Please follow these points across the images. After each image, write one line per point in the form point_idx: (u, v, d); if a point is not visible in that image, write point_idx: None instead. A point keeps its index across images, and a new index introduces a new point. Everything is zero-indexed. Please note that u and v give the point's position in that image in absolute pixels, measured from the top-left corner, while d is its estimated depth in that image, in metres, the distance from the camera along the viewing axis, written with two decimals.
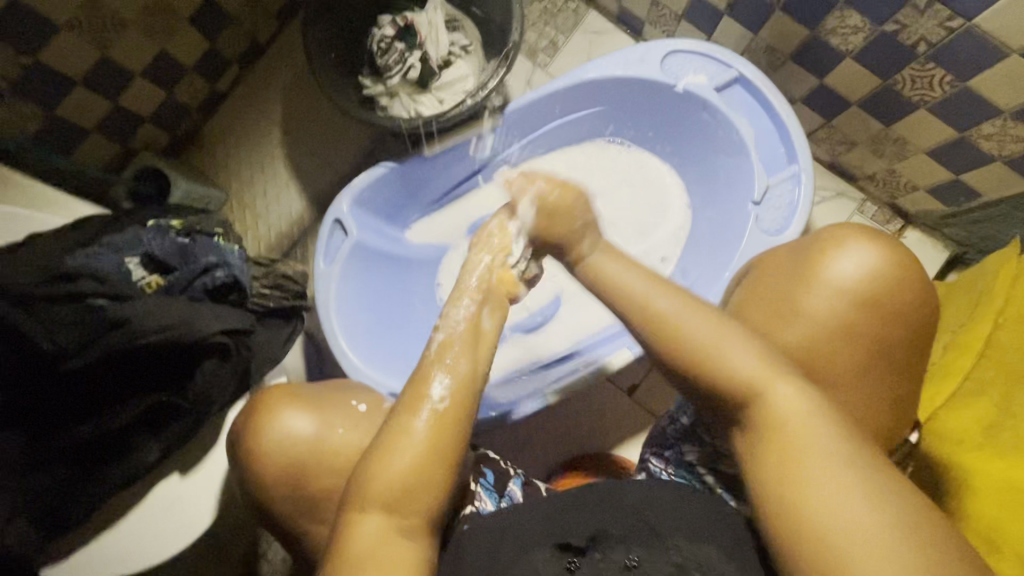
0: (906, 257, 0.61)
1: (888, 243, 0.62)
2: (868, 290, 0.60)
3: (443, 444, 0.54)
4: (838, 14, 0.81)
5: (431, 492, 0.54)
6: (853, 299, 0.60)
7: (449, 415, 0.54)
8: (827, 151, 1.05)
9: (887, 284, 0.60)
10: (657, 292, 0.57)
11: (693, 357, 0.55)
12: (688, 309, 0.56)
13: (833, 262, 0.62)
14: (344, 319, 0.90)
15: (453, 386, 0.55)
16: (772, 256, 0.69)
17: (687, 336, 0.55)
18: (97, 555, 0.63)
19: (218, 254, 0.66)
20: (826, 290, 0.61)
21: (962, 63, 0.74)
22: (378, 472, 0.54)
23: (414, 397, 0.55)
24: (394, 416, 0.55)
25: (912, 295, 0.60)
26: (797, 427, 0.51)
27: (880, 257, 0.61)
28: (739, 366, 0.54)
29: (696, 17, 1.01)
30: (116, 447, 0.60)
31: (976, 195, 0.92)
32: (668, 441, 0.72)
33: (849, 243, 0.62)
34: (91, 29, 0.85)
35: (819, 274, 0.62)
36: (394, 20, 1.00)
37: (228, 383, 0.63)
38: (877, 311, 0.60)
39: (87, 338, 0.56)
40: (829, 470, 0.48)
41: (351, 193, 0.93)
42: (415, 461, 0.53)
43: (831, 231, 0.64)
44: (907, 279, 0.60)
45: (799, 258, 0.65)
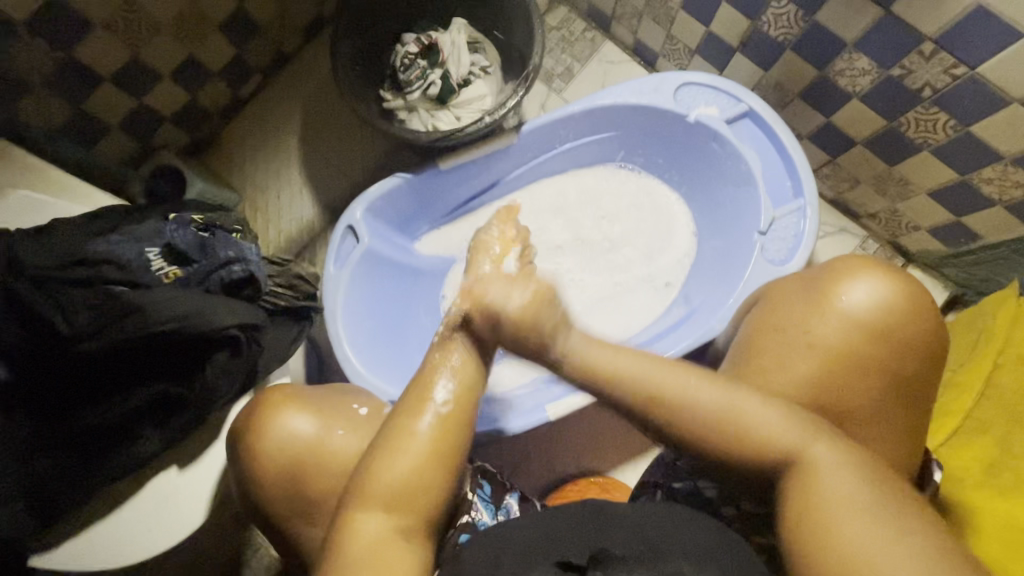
0: (910, 288, 0.62)
1: (897, 276, 0.63)
2: (878, 321, 0.61)
3: (446, 444, 0.55)
4: (847, 57, 0.84)
5: (430, 494, 0.54)
6: (863, 330, 0.61)
7: (454, 415, 0.55)
8: (831, 188, 1.08)
9: (894, 313, 0.61)
10: (662, 366, 0.57)
11: (699, 415, 0.55)
12: (704, 388, 0.56)
13: (845, 291, 0.63)
14: (349, 325, 0.90)
15: (456, 388, 0.57)
16: (783, 283, 0.70)
17: (705, 403, 0.55)
18: (89, 546, 0.62)
19: (237, 249, 0.65)
20: (832, 318, 0.62)
21: (965, 109, 0.77)
22: (380, 471, 0.53)
23: (418, 398, 0.56)
24: (398, 415, 0.56)
25: (916, 326, 0.61)
26: (831, 478, 0.51)
27: (889, 289, 0.62)
28: (764, 424, 0.54)
29: (709, 52, 1.04)
30: (118, 435, 0.60)
31: (976, 238, 0.94)
32: (680, 474, 0.71)
33: (861, 274, 0.63)
34: (125, 29, 0.89)
35: (832, 303, 0.63)
36: (418, 39, 1.04)
37: (234, 377, 0.63)
38: (884, 340, 0.61)
39: (101, 321, 0.56)
40: (868, 519, 0.48)
41: (365, 201, 0.95)
42: (418, 459, 0.53)
43: (838, 262, 0.66)
44: (915, 309, 0.61)
45: (812, 287, 0.65)
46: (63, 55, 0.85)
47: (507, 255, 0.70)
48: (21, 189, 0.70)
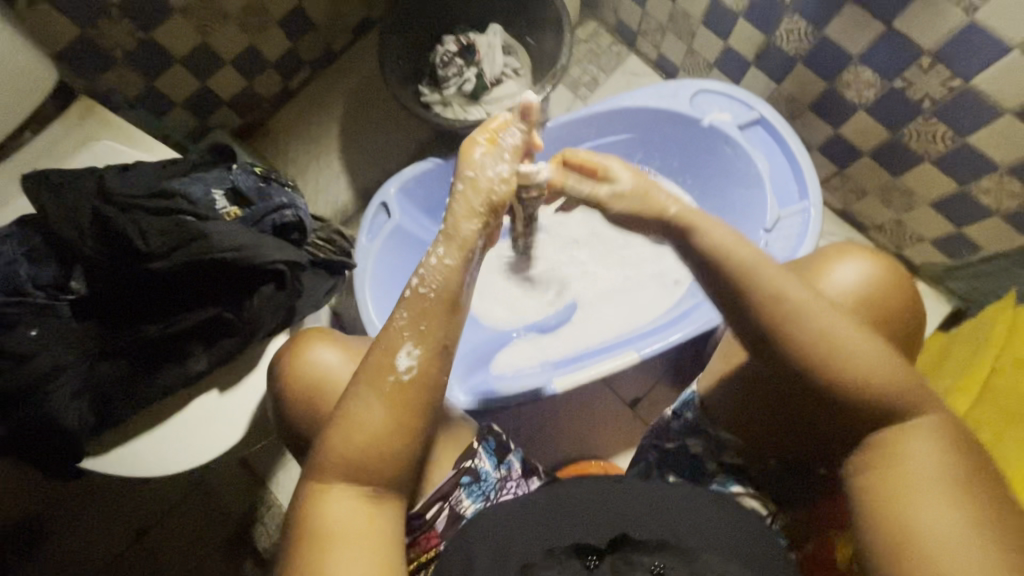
0: (898, 271, 0.68)
1: (883, 259, 0.69)
2: (867, 295, 0.65)
3: (406, 413, 0.56)
4: (852, 70, 0.90)
5: (392, 459, 0.56)
6: (856, 303, 0.65)
7: (411, 385, 0.57)
8: (839, 199, 1.13)
9: (883, 289, 0.66)
10: (796, 288, 0.57)
11: (814, 334, 0.55)
12: (833, 316, 0.55)
13: (835, 270, 0.68)
14: (376, 292, 0.97)
15: (421, 355, 0.57)
16: (779, 268, 0.75)
17: (819, 328, 0.55)
18: (134, 453, 0.68)
19: (289, 198, 0.73)
20: (826, 293, 0.67)
21: (962, 120, 0.82)
22: (342, 438, 0.56)
23: (377, 369, 0.57)
24: (358, 384, 0.57)
25: (903, 304, 0.66)
26: (911, 440, 0.52)
27: (874, 267, 0.67)
28: (867, 365, 0.53)
29: (726, 66, 1.11)
30: (171, 351, 0.67)
31: (978, 249, 0.98)
32: (673, 434, 0.78)
33: (849, 256, 0.69)
34: (198, 16, 0.99)
35: (825, 278, 0.67)
36: (457, 39, 1.13)
37: (277, 309, 0.69)
38: (879, 314, 0.65)
39: (171, 244, 0.64)
40: (934, 495, 0.48)
41: (398, 181, 1.03)
42: (379, 426, 0.56)
43: (834, 247, 0.71)
44: (901, 289, 0.67)
45: (805, 268, 0.71)
46: (145, 35, 0.96)
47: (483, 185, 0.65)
48: (104, 140, 0.80)
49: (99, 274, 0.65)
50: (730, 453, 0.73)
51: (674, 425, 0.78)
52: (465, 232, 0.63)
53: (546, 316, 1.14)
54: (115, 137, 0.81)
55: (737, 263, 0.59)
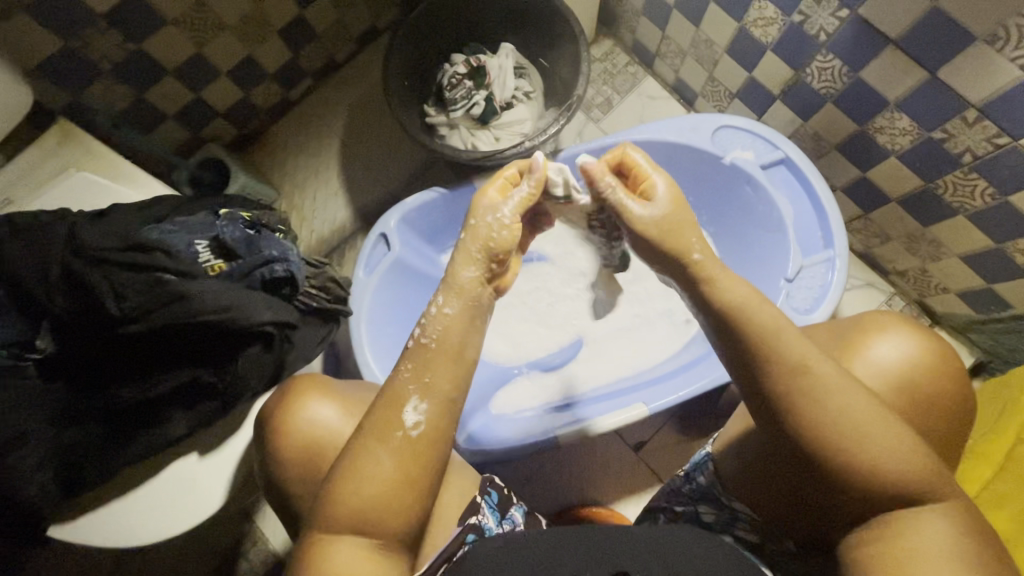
0: (944, 350, 0.61)
1: (928, 336, 0.62)
2: (911, 377, 0.59)
3: (417, 469, 0.52)
4: (888, 115, 0.84)
5: (400, 517, 0.51)
6: (899, 384, 0.59)
7: (422, 441, 0.52)
8: (861, 241, 1.08)
9: (929, 373, 0.60)
10: (814, 360, 0.53)
11: (823, 412, 0.51)
12: (848, 392, 0.52)
13: (878, 344, 0.61)
14: (372, 331, 0.91)
15: (428, 410, 0.53)
16: (813, 331, 0.69)
17: (838, 408, 0.51)
18: (100, 523, 0.64)
19: (279, 249, 0.69)
20: (868, 370, 0.60)
21: (1005, 178, 0.77)
22: (347, 493, 0.51)
23: (385, 423, 0.52)
24: (366, 433, 0.53)
25: (948, 386, 0.60)
26: (922, 532, 0.48)
27: (923, 347, 0.61)
28: (886, 452, 0.50)
29: (749, 97, 1.05)
30: (148, 416, 0.63)
31: (1007, 306, 0.93)
32: (684, 498, 0.71)
33: (892, 329, 0.62)
34: (192, 27, 0.93)
35: (861, 353, 0.61)
36: (467, 60, 1.07)
37: (263, 372, 0.67)
38: (919, 398, 0.59)
39: (148, 306, 0.60)
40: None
41: (399, 212, 0.97)
42: (388, 480, 0.51)
43: (874, 317, 0.65)
44: (947, 371, 0.60)
45: (845, 338, 0.64)
46: (134, 47, 0.90)
47: (486, 232, 0.63)
48: (83, 170, 0.74)
49: (69, 333, 0.60)
50: (743, 528, 0.66)
51: (685, 490, 0.71)
52: (464, 279, 0.60)
53: (548, 354, 1.09)
54: (91, 166, 0.75)
55: (761, 327, 0.55)
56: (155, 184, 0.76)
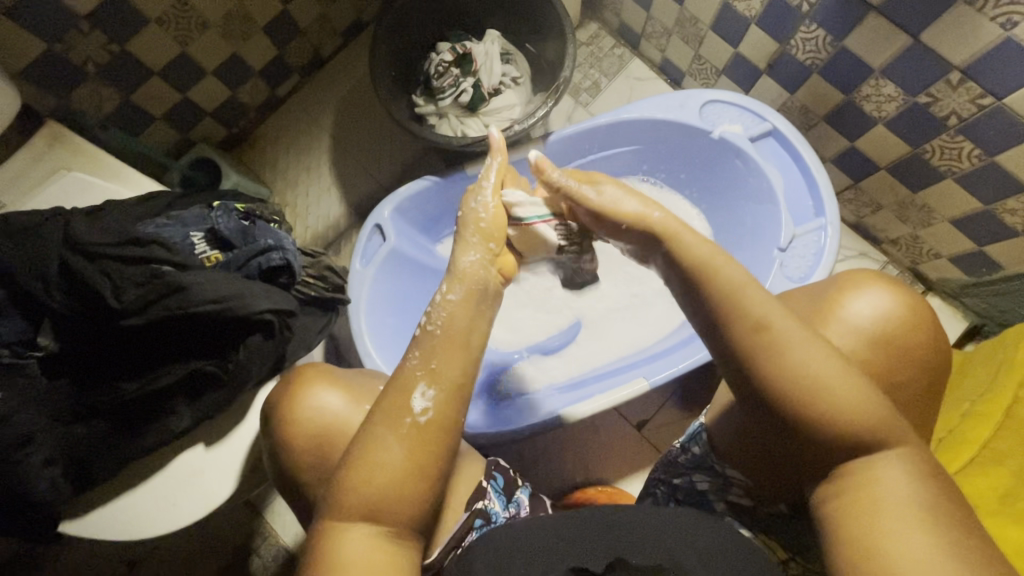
0: (919, 302, 0.61)
1: (904, 290, 0.62)
2: (882, 333, 0.60)
3: (425, 454, 0.52)
4: (873, 83, 0.85)
5: (410, 503, 0.51)
6: (868, 340, 0.60)
7: (428, 428, 0.52)
8: (852, 212, 1.09)
9: (903, 327, 0.60)
10: (776, 316, 0.52)
11: (787, 369, 0.51)
12: (810, 346, 0.51)
13: (851, 301, 0.61)
14: (372, 321, 0.92)
15: (436, 397, 0.53)
16: (788, 296, 0.69)
17: (800, 364, 0.51)
18: (116, 514, 0.66)
19: (275, 238, 0.70)
20: (845, 328, 0.60)
21: (990, 139, 0.78)
22: (358, 482, 0.51)
23: (393, 410, 0.52)
24: (374, 422, 0.53)
25: (924, 339, 0.60)
26: (887, 483, 0.48)
27: (894, 302, 0.61)
28: (850, 405, 0.49)
29: (735, 73, 1.06)
30: (153, 409, 0.64)
31: (998, 268, 0.94)
32: (680, 469, 0.71)
33: (866, 286, 0.62)
34: (176, 26, 0.92)
35: (837, 312, 0.61)
36: (453, 47, 1.06)
37: (265, 360, 0.67)
38: (893, 352, 0.59)
39: (147, 299, 0.60)
40: (905, 526, 0.45)
41: (393, 201, 0.98)
42: (396, 468, 0.51)
43: (850, 275, 0.65)
44: (921, 323, 0.60)
45: (817, 299, 0.64)
46: (118, 48, 0.90)
47: (474, 215, 0.66)
48: (73, 171, 0.74)
49: (71, 329, 0.62)
50: (736, 492, 0.66)
51: (682, 460, 0.71)
52: (465, 265, 0.61)
53: (548, 338, 1.10)
54: (80, 165, 0.75)
55: (723, 291, 0.54)
56: (146, 181, 0.77)
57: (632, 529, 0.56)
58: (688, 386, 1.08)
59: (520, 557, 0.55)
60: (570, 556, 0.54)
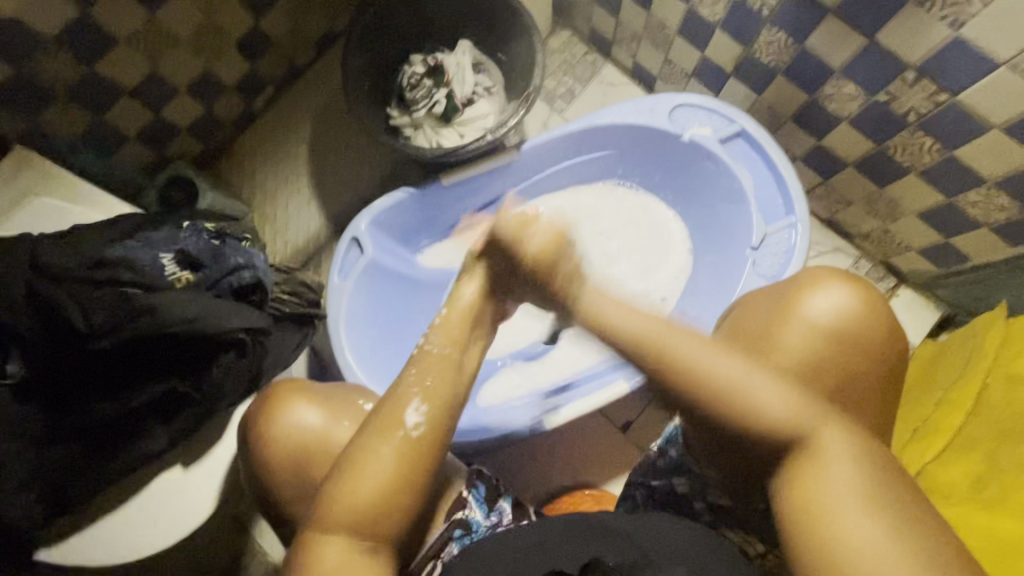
0: (876, 298, 0.63)
1: (859, 285, 0.64)
2: (839, 328, 0.61)
3: (412, 469, 0.52)
4: (835, 82, 0.87)
5: (394, 515, 0.52)
6: (824, 337, 0.62)
7: (420, 444, 0.52)
8: (825, 209, 1.11)
9: (860, 323, 0.62)
10: (670, 336, 0.55)
11: (695, 380, 0.54)
12: (718, 357, 0.54)
13: (809, 299, 0.63)
14: (352, 335, 0.92)
15: (429, 412, 0.53)
16: (752, 296, 0.70)
17: (712, 371, 0.54)
18: (92, 540, 0.66)
19: (247, 256, 0.71)
20: (802, 326, 0.62)
21: (948, 133, 0.80)
22: (343, 495, 0.51)
23: (386, 423, 0.52)
24: (364, 436, 0.53)
25: (881, 333, 0.62)
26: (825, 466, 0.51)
27: (852, 297, 0.63)
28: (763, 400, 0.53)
29: (704, 76, 1.08)
30: (128, 431, 0.65)
31: (965, 259, 0.96)
32: (659, 472, 0.72)
33: (824, 283, 0.64)
34: (146, 46, 0.93)
35: (796, 311, 0.63)
36: (425, 59, 1.08)
37: (240, 379, 0.68)
38: (850, 348, 0.61)
39: (118, 322, 0.61)
40: (842, 500, 0.49)
41: (369, 214, 0.98)
42: (382, 482, 0.51)
43: (809, 272, 0.66)
44: (879, 319, 0.62)
45: (779, 298, 0.66)
46: (88, 69, 0.89)
47: None
48: (42, 198, 0.74)
49: (38, 355, 0.62)
50: (714, 493, 0.67)
51: (659, 462, 0.72)
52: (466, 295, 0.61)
53: (530, 343, 1.10)
54: (50, 189, 0.75)
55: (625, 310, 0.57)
56: (116, 202, 0.77)
57: (607, 530, 0.57)
58: None
59: (496, 565, 0.55)
60: (548, 560, 0.54)
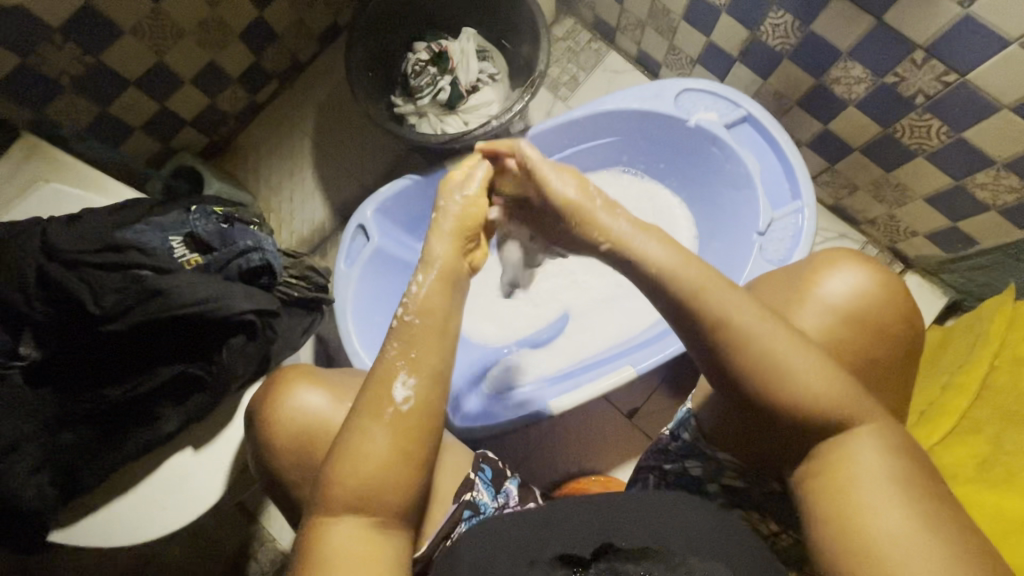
0: (890, 278, 0.63)
1: (874, 266, 0.64)
2: (855, 308, 0.61)
3: (410, 444, 0.53)
4: (842, 66, 0.87)
5: (398, 493, 0.52)
6: (841, 318, 0.61)
7: (412, 416, 0.53)
8: (831, 195, 1.10)
9: (875, 304, 0.61)
10: (727, 298, 0.54)
11: (768, 366, 0.52)
12: (788, 338, 0.52)
13: (825, 280, 0.63)
14: (359, 322, 0.92)
15: (417, 385, 0.54)
16: (767, 279, 0.70)
17: (763, 345, 0.52)
18: (105, 521, 0.67)
19: (255, 239, 0.71)
20: (817, 306, 0.62)
21: (956, 115, 0.80)
22: (344, 475, 0.51)
23: (375, 402, 0.53)
24: (355, 416, 0.53)
25: (896, 313, 0.62)
26: (863, 457, 0.50)
27: (868, 279, 0.62)
28: (812, 384, 0.51)
29: (709, 62, 1.07)
30: (140, 413, 0.66)
31: (972, 243, 0.96)
32: (672, 456, 0.72)
33: (840, 265, 0.64)
34: (150, 35, 0.93)
35: (812, 292, 0.63)
36: (429, 46, 1.08)
37: (250, 361, 0.69)
38: (865, 327, 0.61)
39: (130, 304, 0.62)
40: (875, 486, 0.48)
41: (375, 202, 0.98)
42: (381, 460, 0.52)
43: (823, 255, 0.66)
44: (893, 298, 0.62)
45: (793, 280, 0.66)
46: (93, 59, 0.89)
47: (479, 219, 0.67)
48: (52, 182, 0.75)
49: (50, 338, 0.62)
50: (729, 475, 0.67)
51: (672, 446, 0.72)
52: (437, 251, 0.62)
53: (536, 331, 1.11)
54: (57, 177, 0.75)
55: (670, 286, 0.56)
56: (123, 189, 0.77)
57: (619, 510, 0.57)
58: (677, 372, 1.09)
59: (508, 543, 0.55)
60: (558, 542, 0.54)
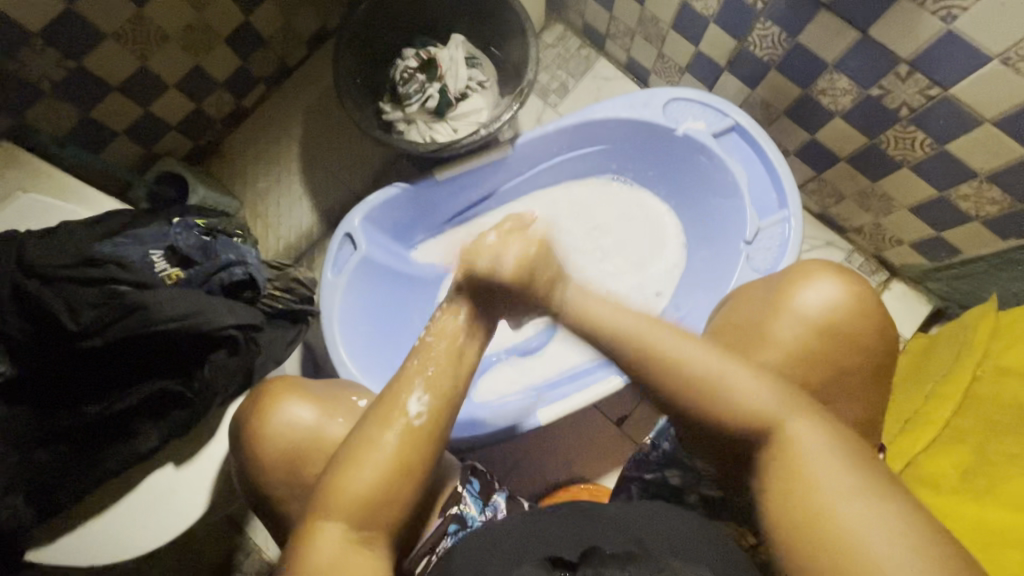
0: (867, 289, 0.63)
1: (850, 277, 0.64)
2: (831, 320, 0.62)
3: (415, 458, 0.52)
4: (828, 77, 0.87)
5: (393, 508, 0.52)
6: (816, 330, 0.62)
7: (423, 431, 0.53)
8: (817, 203, 1.11)
9: (852, 316, 0.62)
10: (656, 330, 0.55)
11: (702, 386, 0.53)
12: (734, 365, 0.54)
13: (802, 292, 0.63)
14: (346, 332, 0.92)
15: (431, 403, 0.53)
16: (746, 290, 0.70)
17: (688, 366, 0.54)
18: (81, 540, 0.65)
19: (238, 253, 0.71)
20: (794, 318, 0.63)
21: (939, 128, 0.81)
22: (346, 484, 0.51)
23: (387, 411, 0.53)
24: (365, 426, 0.53)
25: (872, 325, 0.62)
26: (811, 459, 0.50)
27: (843, 290, 0.63)
28: (751, 398, 0.53)
29: (698, 70, 1.07)
30: (120, 430, 0.65)
31: (956, 252, 0.97)
32: (653, 465, 0.72)
33: (816, 276, 0.64)
34: (133, 40, 0.91)
35: (789, 304, 0.63)
36: (418, 53, 1.07)
37: (232, 376, 0.68)
38: (841, 338, 0.62)
39: (109, 320, 0.61)
40: (839, 488, 0.48)
41: (362, 210, 0.97)
42: (382, 472, 0.51)
43: (799, 267, 0.66)
44: (870, 309, 0.62)
45: (770, 292, 0.66)
46: (74, 64, 0.88)
47: None
48: (29, 193, 0.73)
49: (27, 354, 0.61)
50: (709, 486, 0.67)
51: (652, 457, 0.72)
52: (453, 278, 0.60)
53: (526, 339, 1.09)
54: (34, 186, 0.74)
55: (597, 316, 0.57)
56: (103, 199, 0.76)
57: (604, 523, 0.57)
58: None
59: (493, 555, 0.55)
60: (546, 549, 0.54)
